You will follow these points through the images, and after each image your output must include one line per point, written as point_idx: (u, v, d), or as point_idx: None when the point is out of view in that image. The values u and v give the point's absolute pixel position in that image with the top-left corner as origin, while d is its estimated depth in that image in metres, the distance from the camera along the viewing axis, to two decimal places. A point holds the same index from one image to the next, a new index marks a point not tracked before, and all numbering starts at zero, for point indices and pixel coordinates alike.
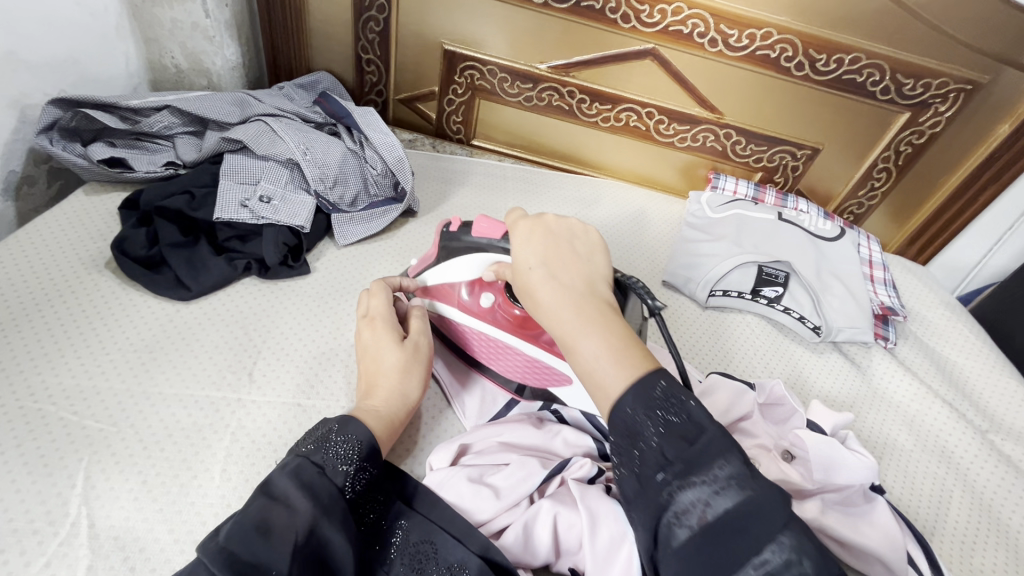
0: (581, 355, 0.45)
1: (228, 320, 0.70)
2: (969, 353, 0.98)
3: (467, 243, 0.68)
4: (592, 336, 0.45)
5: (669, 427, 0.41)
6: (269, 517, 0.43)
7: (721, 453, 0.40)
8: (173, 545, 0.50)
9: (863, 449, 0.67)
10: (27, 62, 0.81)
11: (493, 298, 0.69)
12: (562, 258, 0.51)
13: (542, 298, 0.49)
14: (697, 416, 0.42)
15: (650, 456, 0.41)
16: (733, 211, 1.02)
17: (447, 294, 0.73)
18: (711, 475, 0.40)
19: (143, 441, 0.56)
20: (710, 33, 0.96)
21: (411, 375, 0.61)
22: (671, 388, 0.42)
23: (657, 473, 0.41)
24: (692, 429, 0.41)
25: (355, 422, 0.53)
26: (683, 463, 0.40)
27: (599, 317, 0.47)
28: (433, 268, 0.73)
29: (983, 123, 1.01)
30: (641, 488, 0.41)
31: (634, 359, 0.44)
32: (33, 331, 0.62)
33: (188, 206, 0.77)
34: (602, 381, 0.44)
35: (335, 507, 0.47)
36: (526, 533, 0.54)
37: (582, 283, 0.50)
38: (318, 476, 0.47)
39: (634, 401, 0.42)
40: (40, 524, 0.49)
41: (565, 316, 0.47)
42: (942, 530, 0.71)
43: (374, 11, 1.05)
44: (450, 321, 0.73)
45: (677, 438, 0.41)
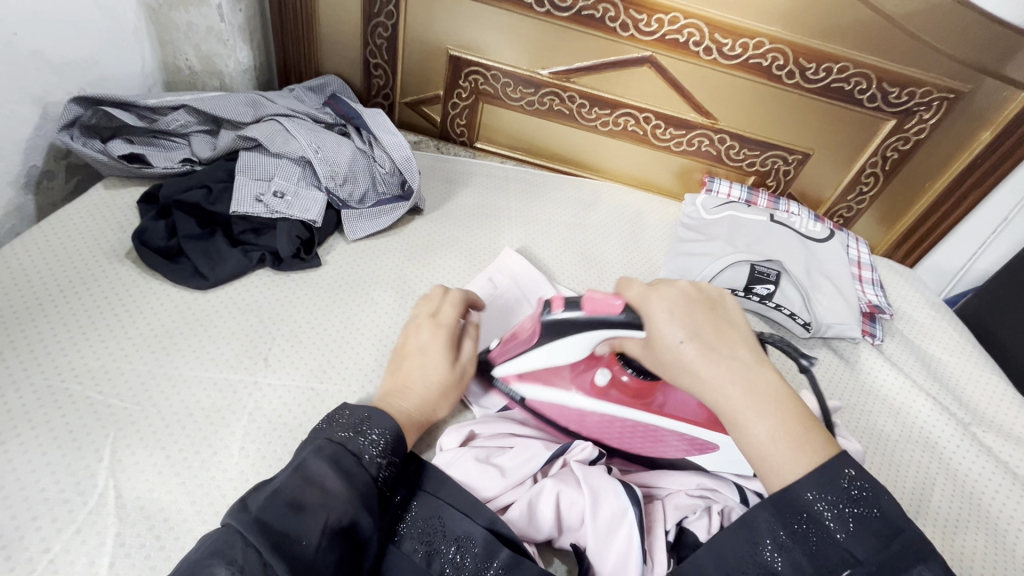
0: (753, 435, 0.48)
1: (243, 308, 0.73)
2: (954, 351, 1.01)
3: (580, 325, 0.59)
4: (764, 417, 0.48)
5: (860, 524, 0.44)
6: (301, 495, 0.46)
7: (915, 557, 0.43)
8: (196, 515, 0.53)
9: (850, 436, 0.71)
10: (50, 61, 0.84)
11: (607, 374, 0.66)
12: (715, 330, 0.52)
13: (707, 377, 0.50)
14: (891, 516, 0.45)
15: (837, 551, 0.44)
16: (727, 212, 1.07)
17: (552, 377, 0.69)
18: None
19: (165, 419, 0.59)
20: (705, 41, 1.01)
21: (448, 397, 0.64)
22: (859, 479, 0.45)
23: (842, 567, 0.43)
24: (886, 529, 0.44)
25: (385, 415, 0.56)
26: (875, 564, 0.43)
27: (768, 395, 0.49)
28: (531, 352, 0.66)
29: (964, 131, 1.06)
30: (819, 574, 0.44)
31: (807, 439, 0.47)
32: (58, 316, 0.65)
33: (205, 199, 0.80)
34: (777, 462, 0.47)
35: (369, 493, 0.50)
36: (530, 509, 0.57)
37: (740, 357, 0.51)
38: (354, 463, 0.50)
39: (814, 488, 0.45)
40: (70, 494, 0.52)
41: (737, 398, 0.49)
42: (926, 516, 0.75)
43: (383, 17, 1.09)
44: (560, 406, 0.69)
45: (870, 537, 0.44)
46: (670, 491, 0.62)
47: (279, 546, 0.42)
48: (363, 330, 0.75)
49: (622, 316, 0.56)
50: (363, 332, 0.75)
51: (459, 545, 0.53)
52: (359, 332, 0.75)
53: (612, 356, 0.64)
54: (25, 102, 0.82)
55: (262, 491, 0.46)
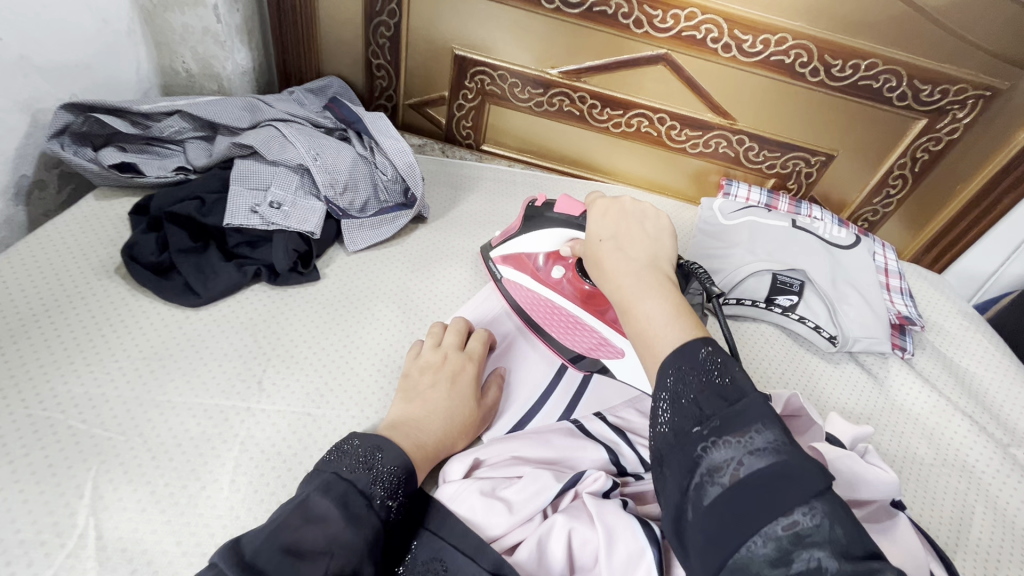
0: (639, 317, 0.46)
1: (239, 327, 0.70)
2: (988, 365, 0.96)
3: (550, 219, 0.72)
4: (650, 300, 0.46)
5: (710, 385, 0.40)
6: (303, 540, 0.42)
7: (760, 418, 0.38)
8: (181, 557, 0.49)
9: (884, 464, 0.66)
10: (39, 67, 0.81)
11: (564, 270, 0.74)
12: (633, 235, 0.53)
13: (609, 266, 0.51)
14: (740, 381, 0.41)
15: (688, 410, 0.40)
16: (747, 217, 1.01)
17: (522, 264, 0.78)
18: (746, 436, 0.38)
19: (152, 451, 0.55)
20: (724, 38, 0.95)
21: (467, 434, 0.63)
22: (713, 353, 0.41)
23: (693, 427, 0.39)
24: (732, 389, 0.40)
25: (398, 452, 0.53)
26: (721, 419, 0.39)
27: (660, 286, 0.48)
28: (513, 238, 0.77)
29: (1001, 131, 1.00)
30: (675, 441, 0.40)
31: (693, 327, 0.45)
32: (43, 337, 0.62)
33: (198, 211, 0.76)
34: (654, 341, 0.44)
35: (375, 540, 0.46)
36: (539, 550, 0.53)
37: (648, 258, 0.51)
38: (361, 505, 0.47)
39: (674, 363, 0.42)
40: (47, 535, 0.49)
41: (627, 284, 0.48)
42: (964, 548, 0.70)
43: (385, 16, 1.05)
44: (523, 288, 0.78)
45: (716, 396, 0.40)
46: None
47: None
48: (365, 350, 0.71)
49: (580, 216, 0.69)
50: (363, 350, 0.71)
51: None
52: (359, 350, 0.71)
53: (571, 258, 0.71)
54: (13, 109, 0.79)
55: (260, 532, 0.43)
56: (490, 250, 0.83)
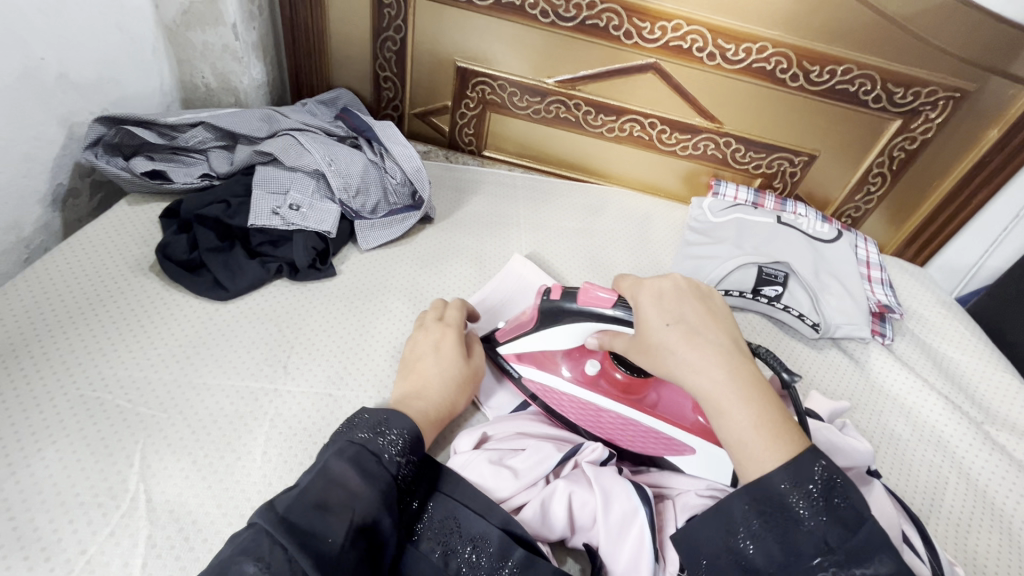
0: (735, 424, 0.49)
1: (264, 318, 0.76)
2: (965, 349, 1.01)
3: (574, 312, 0.66)
4: (746, 406, 0.49)
5: (830, 513, 0.45)
6: (327, 497, 0.48)
7: (879, 548, 0.44)
8: (222, 518, 0.55)
9: (860, 436, 0.72)
10: (76, 83, 0.88)
11: (598, 364, 0.72)
12: (704, 321, 0.54)
13: (694, 360, 0.52)
14: (858, 506, 0.45)
15: (809, 539, 0.45)
16: (734, 215, 1.08)
17: (546, 362, 0.74)
18: (869, 568, 0.43)
19: (191, 426, 0.61)
20: (708, 47, 1.02)
21: (463, 394, 0.68)
22: (830, 471, 0.46)
23: (813, 556, 0.44)
24: (853, 518, 0.45)
25: (403, 416, 0.58)
26: (844, 553, 0.44)
27: (748, 382, 0.50)
28: (531, 335, 0.72)
29: (972, 129, 1.06)
30: (790, 563, 0.45)
31: (787, 430, 0.49)
32: (88, 328, 0.68)
33: (225, 213, 0.83)
34: (756, 452, 0.48)
35: (390, 493, 0.52)
36: (543, 510, 0.59)
37: (728, 347, 0.53)
38: (374, 463, 0.52)
39: (789, 480, 0.46)
40: (103, 498, 0.54)
41: (717, 387, 0.50)
42: (939, 515, 0.75)
43: (392, 31, 1.12)
44: (551, 390, 0.73)
45: (838, 526, 0.45)
46: (681, 491, 0.63)
47: (307, 546, 0.44)
48: (378, 339, 0.77)
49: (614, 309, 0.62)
50: (378, 339, 0.77)
51: (474, 545, 0.54)
52: (374, 338, 0.77)
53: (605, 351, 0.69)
54: (52, 122, 0.86)
55: (289, 492, 0.48)
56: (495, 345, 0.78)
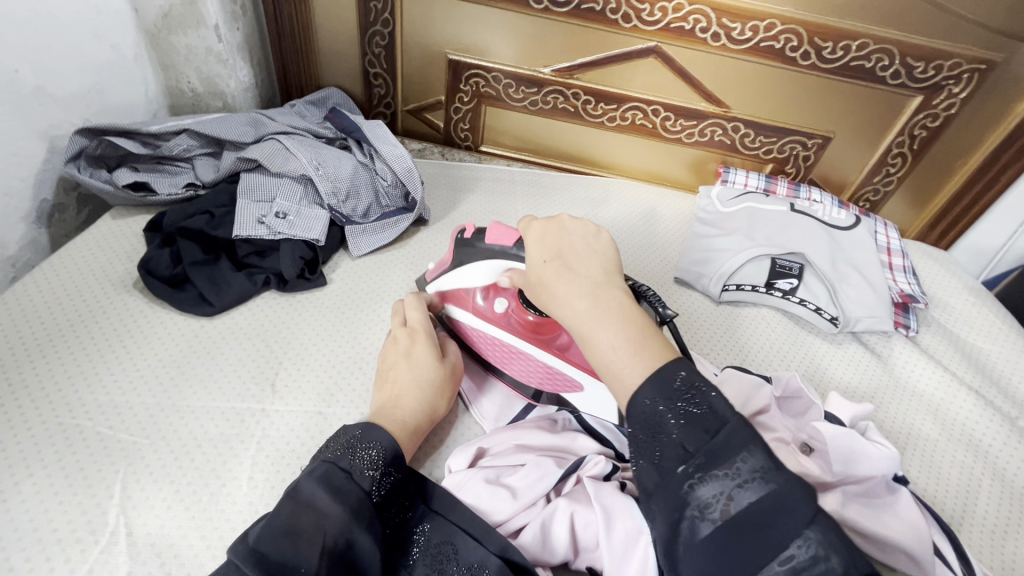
0: (599, 346, 0.47)
1: (251, 334, 0.73)
2: (995, 339, 0.95)
3: (482, 249, 0.67)
4: (608, 328, 0.47)
5: (690, 419, 0.42)
6: (296, 521, 0.45)
7: (743, 446, 0.41)
8: (206, 551, 0.52)
9: (884, 439, 0.67)
10: (54, 95, 0.85)
11: (507, 303, 0.70)
12: (577, 253, 0.52)
13: (559, 291, 0.50)
14: (719, 408, 0.43)
15: (671, 448, 0.42)
16: (744, 204, 1.02)
17: (460, 298, 0.73)
18: (733, 468, 0.40)
19: (174, 453, 0.59)
20: (712, 27, 0.96)
21: (444, 395, 0.65)
22: (691, 378, 0.43)
23: (677, 465, 0.41)
24: (713, 421, 0.42)
25: (379, 429, 0.55)
26: (705, 456, 0.41)
27: (616, 307, 0.48)
28: (450, 273, 0.72)
29: (1000, 103, 0.99)
30: (661, 479, 0.42)
31: (652, 349, 0.46)
32: (68, 351, 0.66)
33: (208, 225, 0.80)
34: (620, 371, 0.45)
35: (364, 511, 0.49)
36: (543, 532, 0.55)
37: (598, 277, 0.51)
38: (345, 480, 0.50)
39: (652, 391, 0.43)
40: (82, 533, 0.52)
41: (581, 311, 0.48)
42: (971, 521, 0.70)
43: (379, 25, 1.08)
44: (462, 325, 0.74)
45: (698, 430, 0.42)
46: None
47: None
48: (368, 349, 0.74)
49: (514, 245, 0.64)
50: (371, 350, 0.74)
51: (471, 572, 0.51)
52: (369, 350, 0.74)
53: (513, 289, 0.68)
54: (32, 137, 0.84)
55: (261, 522, 0.46)
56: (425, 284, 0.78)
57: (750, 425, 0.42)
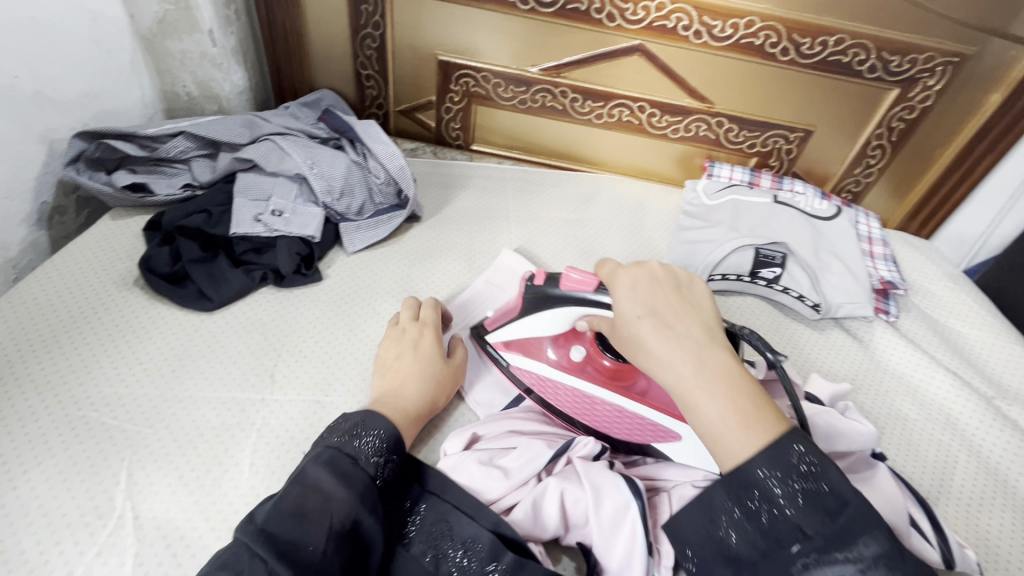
0: (703, 413, 0.47)
1: (249, 327, 0.75)
2: (974, 323, 0.98)
3: (557, 296, 0.66)
4: (715, 397, 0.47)
5: (809, 499, 0.44)
6: (303, 503, 0.47)
7: (864, 531, 0.42)
8: (210, 532, 0.55)
9: (862, 418, 0.70)
10: (53, 99, 0.87)
11: (584, 350, 0.71)
12: (674, 310, 0.53)
13: (660, 353, 0.50)
14: (841, 490, 0.44)
15: (786, 527, 0.44)
16: (729, 196, 1.05)
17: (532, 348, 0.73)
18: (852, 552, 0.42)
19: (177, 441, 0.61)
20: (694, 25, 0.99)
21: (444, 391, 0.68)
22: (808, 454, 0.45)
23: (793, 543, 0.44)
24: (834, 502, 0.43)
25: (380, 416, 0.57)
26: (823, 538, 0.43)
27: (720, 373, 0.48)
28: (517, 321, 0.72)
29: (974, 94, 1.02)
30: (772, 552, 0.44)
31: (759, 418, 0.46)
32: (72, 346, 0.68)
33: (206, 223, 0.82)
34: (728, 443, 0.46)
35: (370, 495, 0.51)
36: (534, 508, 0.57)
37: (699, 338, 0.51)
38: (351, 466, 0.52)
39: (767, 465, 0.45)
40: (90, 518, 0.54)
41: (685, 377, 0.48)
42: (947, 496, 0.73)
43: (370, 28, 1.10)
44: (534, 377, 0.73)
45: (817, 512, 0.44)
46: (676, 483, 0.62)
47: (287, 555, 0.44)
48: (365, 342, 0.76)
49: (595, 291, 0.63)
50: (369, 345, 0.76)
51: (466, 548, 0.53)
52: (365, 343, 0.76)
53: (591, 334, 0.70)
54: (31, 141, 0.85)
55: (266, 503, 0.48)
56: (483, 332, 0.77)
57: (873, 507, 0.43)
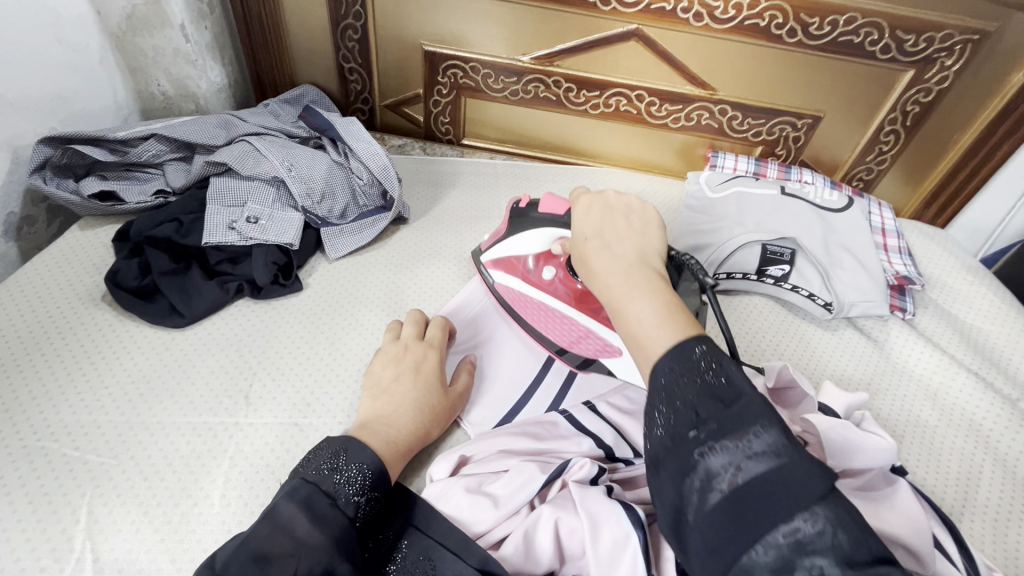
0: (628, 318, 0.44)
1: (224, 345, 0.70)
2: (994, 319, 0.93)
3: (535, 219, 0.75)
4: (639, 301, 0.44)
5: (706, 386, 0.39)
6: (268, 547, 0.43)
7: (758, 418, 0.37)
8: (176, 574, 0.51)
9: (880, 430, 0.65)
10: (15, 104, 0.82)
11: (555, 271, 0.75)
12: (617, 230, 0.51)
13: (595, 267, 0.49)
14: (739, 380, 0.39)
15: (684, 413, 0.39)
16: (734, 188, 0.99)
17: (511, 265, 0.78)
18: (744, 439, 0.36)
19: (143, 472, 0.57)
20: (694, 7, 0.93)
21: (439, 421, 0.63)
22: (710, 351, 0.40)
23: (689, 430, 0.38)
24: (729, 390, 0.38)
25: (364, 449, 0.53)
26: (717, 422, 0.37)
27: (648, 282, 0.46)
28: (503, 241, 0.79)
29: (995, 73, 0.95)
30: (671, 447, 0.39)
31: (685, 325, 0.43)
32: (35, 370, 0.64)
33: (177, 233, 0.77)
34: (645, 343, 0.43)
35: (347, 539, 0.46)
36: (526, 541, 0.53)
37: (634, 254, 0.49)
38: (328, 506, 0.47)
39: (671, 362, 0.40)
40: (46, 561, 0.50)
41: (615, 284, 0.46)
42: (972, 510, 0.68)
43: (351, 18, 1.05)
44: (511, 291, 0.79)
45: (713, 397, 0.38)
46: None
47: None
48: (348, 355, 0.72)
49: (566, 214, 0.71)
50: (355, 360, 0.71)
51: None
52: (349, 358, 0.71)
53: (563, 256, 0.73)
54: None
55: (231, 543, 0.44)
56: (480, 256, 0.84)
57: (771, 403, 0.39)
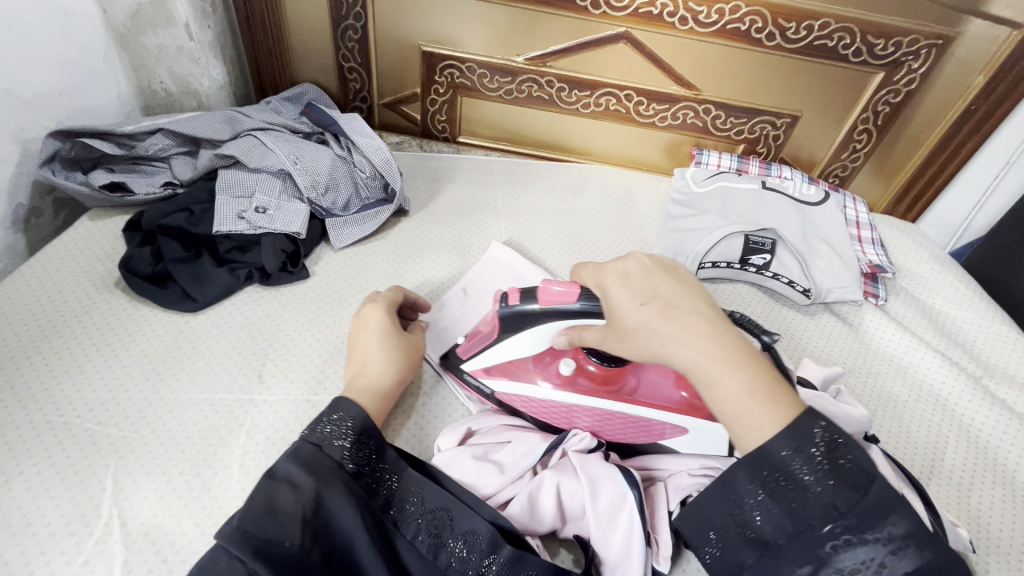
0: (727, 390, 0.46)
1: (235, 328, 0.73)
2: (960, 303, 0.99)
3: (539, 314, 0.62)
4: (734, 375, 0.46)
5: (836, 475, 0.44)
6: (274, 499, 0.46)
7: (893, 511, 0.43)
8: (200, 536, 0.54)
9: (854, 401, 0.71)
10: (24, 98, 0.85)
11: (572, 362, 0.67)
12: (677, 295, 0.51)
13: (673, 338, 0.48)
14: (864, 464, 0.45)
15: (819, 505, 0.44)
16: (718, 183, 1.05)
17: (515, 369, 0.69)
18: (882, 531, 0.42)
19: (164, 444, 0.60)
20: (679, 11, 0.98)
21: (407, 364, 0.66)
22: (830, 431, 0.45)
23: (824, 523, 0.43)
24: (862, 479, 0.44)
25: (346, 403, 0.56)
26: (855, 517, 0.43)
27: (735, 349, 0.48)
28: (494, 346, 0.68)
29: (957, 76, 1.02)
30: (798, 533, 0.44)
31: (782, 397, 0.47)
32: (52, 351, 0.66)
33: (188, 223, 0.80)
34: (754, 420, 0.46)
35: (338, 479, 0.49)
36: (530, 504, 0.57)
37: (706, 320, 0.49)
38: (316, 454, 0.51)
39: (789, 444, 0.45)
40: (76, 526, 0.53)
41: (708, 359, 0.47)
42: (939, 476, 0.73)
43: (351, 19, 1.08)
44: (525, 398, 0.68)
45: (847, 488, 0.44)
46: (673, 472, 0.62)
47: (262, 551, 0.43)
48: None
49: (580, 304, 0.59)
50: None
51: (466, 539, 0.52)
52: None
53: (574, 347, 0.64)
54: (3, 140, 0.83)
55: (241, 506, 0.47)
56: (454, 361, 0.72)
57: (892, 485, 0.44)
